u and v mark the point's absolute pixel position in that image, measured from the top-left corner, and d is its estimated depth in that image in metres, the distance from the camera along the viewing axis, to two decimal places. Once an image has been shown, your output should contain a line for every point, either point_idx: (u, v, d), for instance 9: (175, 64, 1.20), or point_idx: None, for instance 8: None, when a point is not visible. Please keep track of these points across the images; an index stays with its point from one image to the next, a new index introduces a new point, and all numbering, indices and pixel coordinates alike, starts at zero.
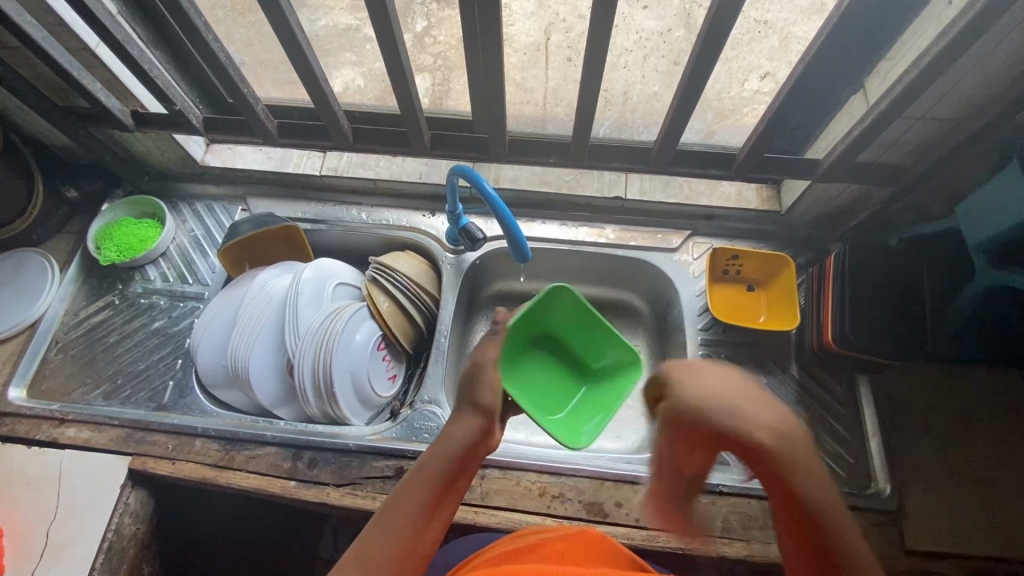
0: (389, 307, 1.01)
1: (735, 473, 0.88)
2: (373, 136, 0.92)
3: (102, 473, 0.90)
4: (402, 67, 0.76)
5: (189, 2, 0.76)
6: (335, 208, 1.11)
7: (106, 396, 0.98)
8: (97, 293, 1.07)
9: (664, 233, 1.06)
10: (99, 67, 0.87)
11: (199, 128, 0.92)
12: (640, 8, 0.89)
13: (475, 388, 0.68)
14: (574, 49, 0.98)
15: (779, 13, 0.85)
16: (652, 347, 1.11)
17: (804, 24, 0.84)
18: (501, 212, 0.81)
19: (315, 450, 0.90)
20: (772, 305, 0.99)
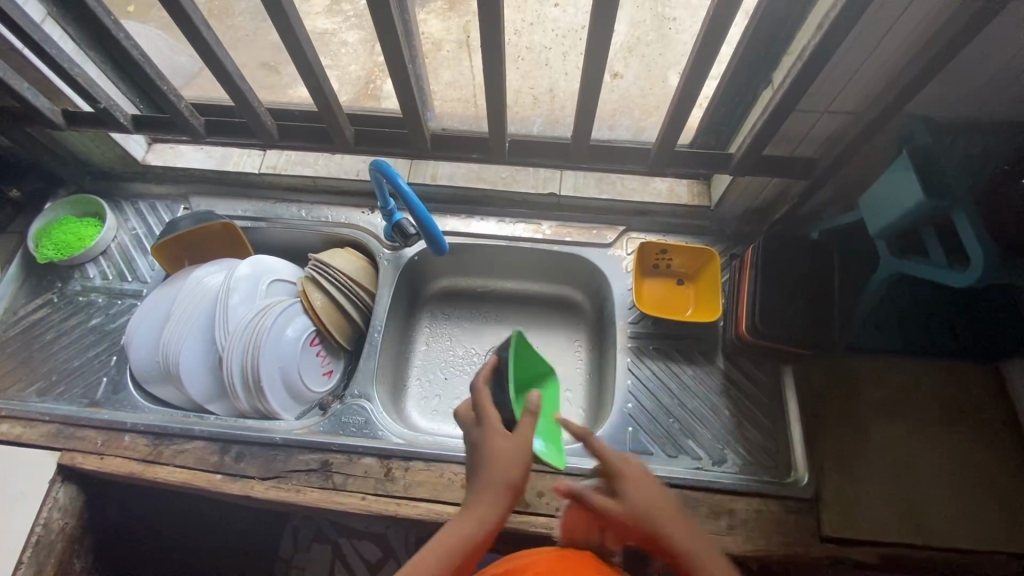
0: (323, 303, 1.02)
1: (658, 463, 0.89)
2: (299, 133, 0.94)
3: (31, 469, 0.91)
4: (310, 63, 0.77)
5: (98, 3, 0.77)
6: (275, 206, 1.12)
7: (40, 392, 0.98)
8: (37, 291, 1.08)
9: (599, 229, 1.08)
10: (21, 65, 0.88)
11: (128, 127, 0.93)
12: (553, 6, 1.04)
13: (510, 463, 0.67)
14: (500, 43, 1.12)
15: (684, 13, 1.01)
16: (591, 340, 1.14)
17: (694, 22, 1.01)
18: (416, 210, 0.85)
19: (243, 444, 0.91)
20: (700, 299, 1.01)
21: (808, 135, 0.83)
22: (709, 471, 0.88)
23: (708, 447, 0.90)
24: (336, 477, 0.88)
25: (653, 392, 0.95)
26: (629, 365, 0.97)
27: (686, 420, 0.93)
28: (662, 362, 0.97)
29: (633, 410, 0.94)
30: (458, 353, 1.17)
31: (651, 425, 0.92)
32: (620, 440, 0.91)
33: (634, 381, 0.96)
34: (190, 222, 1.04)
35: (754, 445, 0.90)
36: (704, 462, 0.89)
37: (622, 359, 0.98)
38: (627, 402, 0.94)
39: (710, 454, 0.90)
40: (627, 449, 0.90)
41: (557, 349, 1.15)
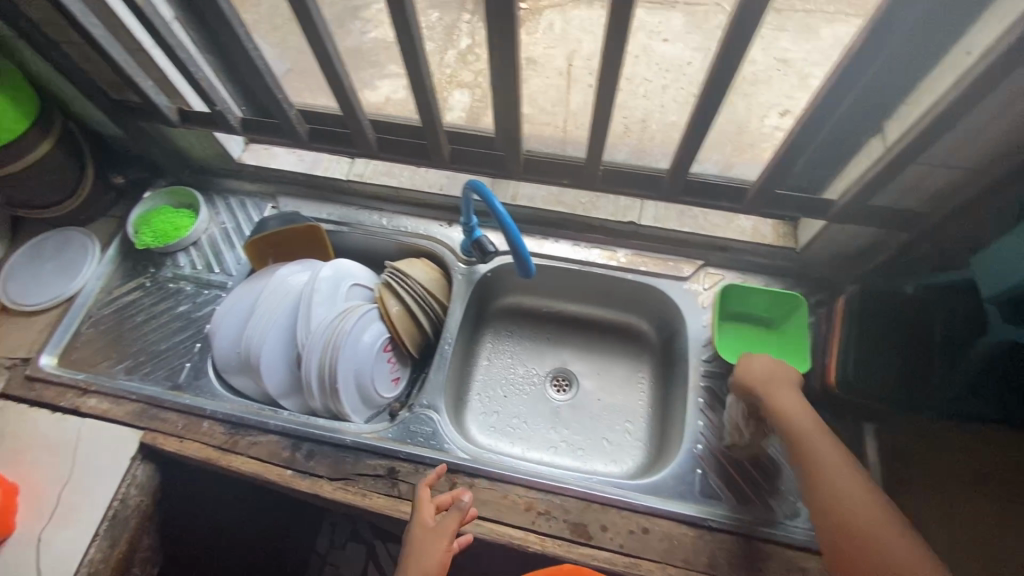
0: (398, 310, 1.05)
1: (728, 509, 0.87)
2: (395, 147, 0.96)
3: (114, 445, 0.95)
4: (424, 82, 0.80)
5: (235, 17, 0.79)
6: (357, 212, 1.16)
7: (127, 371, 1.03)
8: (131, 274, 1.14)
9: (676, 261, 1.07)
10: (148, 64, 0.93)
11: (237, 129, 0.97)
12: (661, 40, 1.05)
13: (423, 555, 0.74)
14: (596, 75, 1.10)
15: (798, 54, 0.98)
16: (657, 373, 1.12)
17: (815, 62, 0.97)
18: (508, 229, 0.84)
19: (314, 442, 0.93)
20: (783, 347, 0.96)
21: (918, 188, 0.80)
22: (781, 524, 0.85)
23: (781, 499, 0.87)
24: (403, 486, 0.89)
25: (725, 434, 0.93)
26: (701, 405, 0.95)
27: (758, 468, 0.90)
28: None
29: (702, 451, 0.92)
30: (518, 373, 1.17)
31: (722, 468, 0.90)
32: (688, 481, 0.89)
33: (706, 421, 0.94)
34: (278, 222, 1.09)
35: None
36: (777, 514, 0.86)
37: (693, 398, 0.96)
38: (696, 442, 0.92)
39: (783, 506, 0.86)
40: (695, 491, 0.88)
41: (619, 379, 1.14)
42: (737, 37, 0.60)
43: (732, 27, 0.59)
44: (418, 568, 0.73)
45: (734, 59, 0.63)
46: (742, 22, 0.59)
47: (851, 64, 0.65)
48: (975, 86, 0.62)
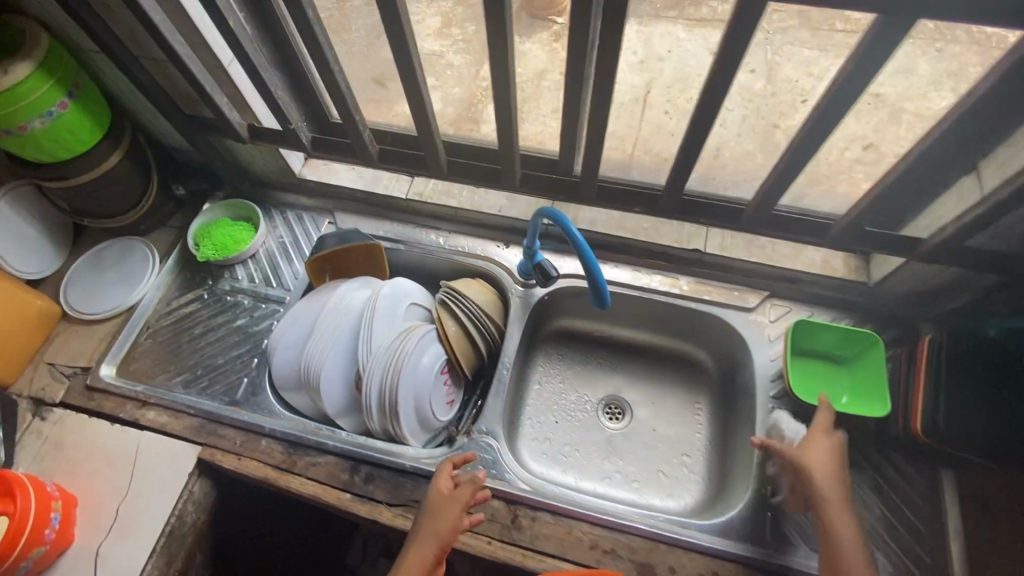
0: (456, 332, 1.03)
1: (802, 557, 0.83)
2: (465, 170, 0.97)
3: (173, 460, 0.94)
4: (508, 106, 0.79)
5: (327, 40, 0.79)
6: (415, 230, 1.16)
7: (185, 384, 1.03)
8: (189, 285, 1.14)
9: (741, 291, 1.04)
10: (225, 81, 0.93)
11: (306, 146, 0.98)
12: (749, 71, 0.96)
13: (439, 512, 0.78)
14: (671, 103, 1.06)
15: (894, 87, 0.90)
16: (715, 406, 1.09)
17: (919, 99, 0.88)
18: (585, 255, 0.83)
19: (372, 466, 0.92)
20: (856, 387, 0.92)
21: None
22: None
23: None
24: None
25: None
26: (770, 444, 0.92)
27: None
28: None
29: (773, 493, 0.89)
30: (571, 399, 1.15)
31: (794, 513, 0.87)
32: (759, 524, 0.86)
33: (775, 461, 0.91)
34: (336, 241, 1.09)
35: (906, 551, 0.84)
36: None
37: (761, 435, 0.93)
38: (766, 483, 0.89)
39: None
40: (767, 534, 0.85)
41: (674, 410, 1.11)
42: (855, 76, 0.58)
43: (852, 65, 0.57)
44: (431, 527, 0.77)
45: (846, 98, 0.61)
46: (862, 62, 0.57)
47: None
48: None
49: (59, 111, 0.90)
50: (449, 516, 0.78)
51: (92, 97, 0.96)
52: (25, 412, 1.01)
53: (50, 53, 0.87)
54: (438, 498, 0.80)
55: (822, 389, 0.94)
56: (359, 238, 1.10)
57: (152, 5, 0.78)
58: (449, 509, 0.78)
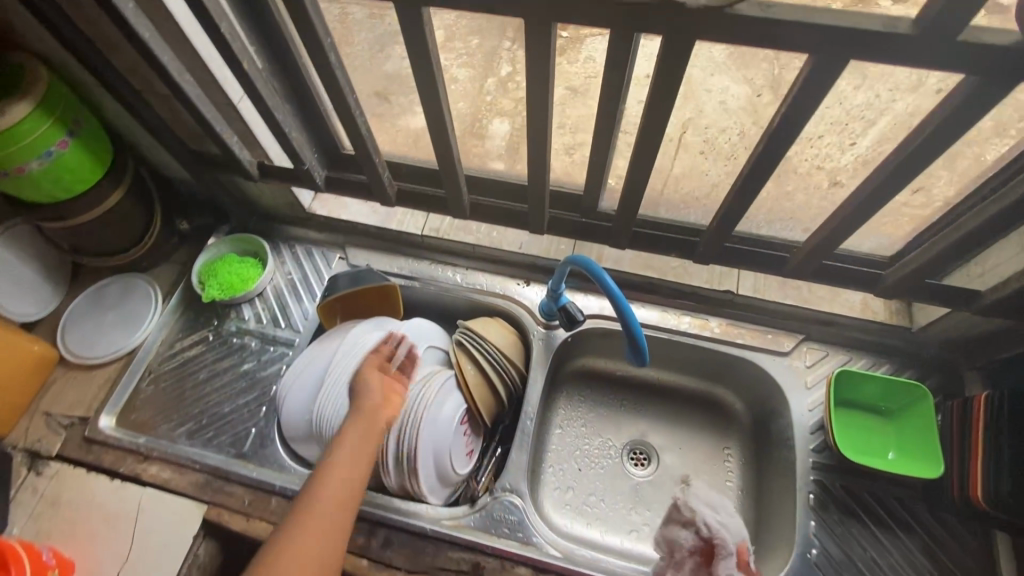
0: (476, 377, 0.98)
1: None
2: (489, 212, 0.96)
3: (178, 520, 0.89)
4: (541, 153, 0.73)
5: (348, 83, 0.72)
6: (431, 267, 1.10)
7: (190, 435, 0.97)
8: (193, 326, 1.08)
9: (775, 334, 0.99)
10: (233, 118, 0.88)
11: (320, 186, 0.93)
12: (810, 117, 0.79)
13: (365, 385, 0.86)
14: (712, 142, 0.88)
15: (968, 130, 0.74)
16: (747, 452, 1.02)
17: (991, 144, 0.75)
18: (620, 305, 0.79)
19: (390, 528, 0.86)
20: (902, 442, 0.87)
21: None
22: None
23: None
24: None
25: (841, 538, 0.85)
26: (813, 503, 0.87)
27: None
28: (851, 504, 0.86)
29: (817, 558, 0.84)
30: (594, 443, 1.09)
31: None
32: None
33: (819, 522, 0.86)
34: (349, 283, 1.03)
35: None
36: None
37: (802, 494, 0.88)
38: (810, 547, 0.84)
39: None
40: None
41: (703, 458, 1.04)
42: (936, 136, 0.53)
43: (936, 125, 0.52)
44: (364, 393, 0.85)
45: (923, 156, 0.56)
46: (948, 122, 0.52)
47: None
48: None
49: (59, 151, 0.85)
50: (368, 380, 0.87)
51: (94, 134, 0.91)
52: (20, 466, 0.95)
53: (49, 90, 0.82)
54: (361, 382, 0.87)
55: (867, 443, 0.89)
56: (374, 277, 1.03)
57: (161, 45, 0.72)
58: (371, 376, 0.87)
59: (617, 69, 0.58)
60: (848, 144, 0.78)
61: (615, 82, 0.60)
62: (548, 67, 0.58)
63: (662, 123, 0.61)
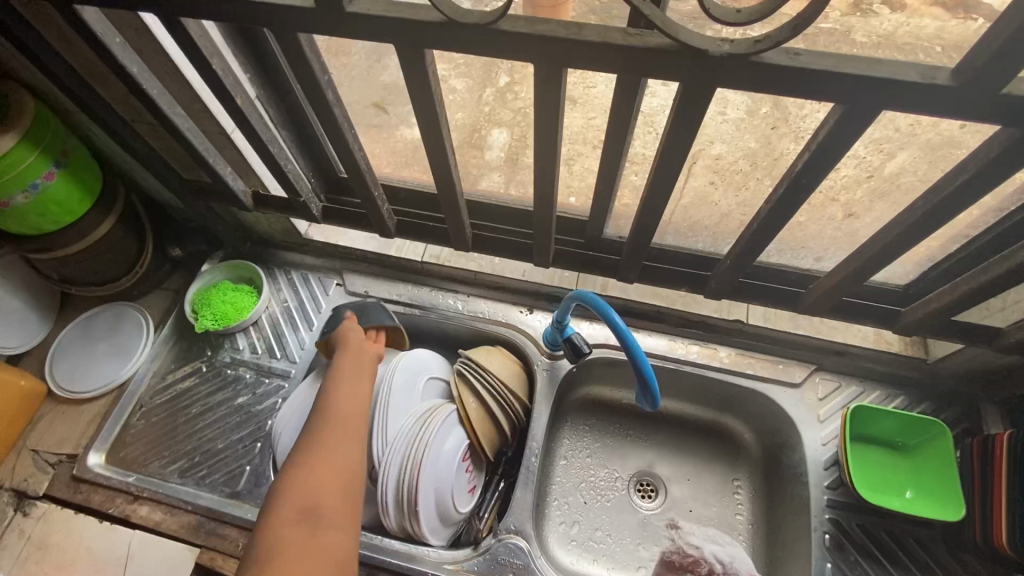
0: (478, 410, 0.94)
1: None
2: (493, 244, 0.91)
3: (170, 565, 0.85)
4: (548, 189, 0.70)
5: (346, 119, 0.69)
6: (432, 293, 1.08)
7: (182, 472, 0.94)
8: (186, 357, 1.05)
9: (786, 364, 0.96)
10: (227, 148, 0.85)
11: (317, 217, 0.89)
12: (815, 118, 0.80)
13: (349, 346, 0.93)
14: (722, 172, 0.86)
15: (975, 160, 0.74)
16: (758, 484, 0.99)
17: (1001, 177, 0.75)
18: (629, 344, 0.76)
19: (391, 573, 0.84)
20: (920, 479, 0.84)
21: None
22: None
23: None
24: None
25: None
26: (827, 544, 0.84)
27: None
28: (869, 546, 0.83)
29: None
30: (600, 475, 1.05)
31: None
32: None
33: (834, 565, 0.83)
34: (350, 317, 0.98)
35: None
36: None
37: (817, 534, 0.85)
38: None
39: None
40: None
41: (712, 491, 1.00)
42: (968, 183, 0.51)
43: (970, 173, 0.49)
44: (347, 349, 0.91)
45: (953, 202, 0.53)
46: (982, 170, 0.49)
47: None
48: None
49: (45, 183, 0.82)
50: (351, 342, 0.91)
51: (82, 163, 0.88)
52: (6, 507, 0.92)
53: (36, 122, 0.79)
54: (344, 341, 0.92)
55: (884, 481, 0.86)
56: (376, 311, 1.00)
57: (150, 78, 0.69)
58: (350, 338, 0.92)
59: (630, 110, 0.55)
60: (866, 175, 0.79)
61: (629, 121, 0.58)
62: (559, 108, 0.55)
63: (677, 163, 0.59)
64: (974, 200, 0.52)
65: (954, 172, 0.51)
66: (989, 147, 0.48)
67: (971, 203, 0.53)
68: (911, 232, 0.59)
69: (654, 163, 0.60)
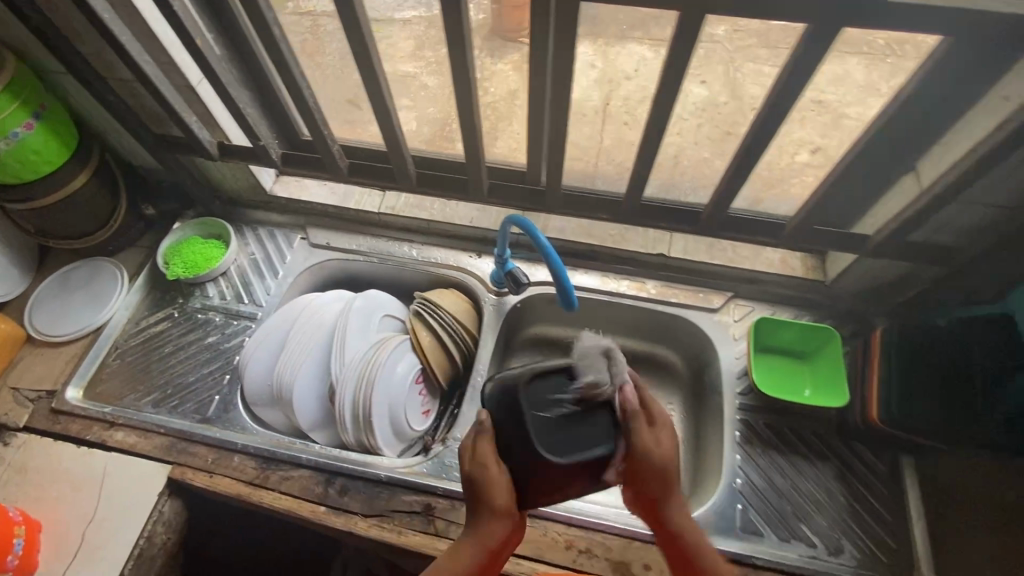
0: (431, 342, 1.04)
1: (770, 546, 0.86)
2: (435, 182, 1.00)
3: (142, 480, 0.93)
4: (472, 118, 0.83)
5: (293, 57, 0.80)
6: (388, 243, 1.16)
7: (155, 404, 1.01)
8: (159, 304, 1.13)
9: (706, 293, 1.07)
10: (192, 99, 0.94)
11: (277, 162, 1.00)
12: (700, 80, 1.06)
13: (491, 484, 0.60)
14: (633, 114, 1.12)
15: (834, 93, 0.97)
16: (688, 404, 1.08)
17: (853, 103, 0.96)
18: (552, 260, 0.85)
19: (347, 477, 0.92)
20: (816, 379, 0.98)
21: (950, 224, 0.81)
22: (825, 561, 0.85)
23: (823, 535, 0.87)
24: (439, 522, 0.87)
25: (763, 468, 0.92)
26: (738, 439, 0.95)
27: (799, 503, 0.89)
28: (771, 438, 0.94)
29: (742, 486, 0.91)
30: None
31: (762, 504, 0.89)
32: (729, 517, 0.88)
33: (744, 456, 0.93)
34: (565, 453, 0.59)
35: (873, 537, 0.87)
36: (819, 551, 0.86)
37: (729, 432, 0.95)
38: (735, 477, 0.91)
39: (825, 543, 0.86)
40: (736, 527, 0.87)
41: None
42: (787, 82, 0.64)
43: (787, 71, 0.62)
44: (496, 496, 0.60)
45: (783, 101, 0.66)
46: (794, 66, 0.62)
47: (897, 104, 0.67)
48: (1017, 132, 0.63)
49: (25, 132, 0.90)
50: (481, 480, 0.60)
51: (59, 119, 0.96)
52: None
53: (16, 76, 0.88)
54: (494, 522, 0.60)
55: (785, 381, 0.99)
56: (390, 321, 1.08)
57: (120, 25, 0.79)
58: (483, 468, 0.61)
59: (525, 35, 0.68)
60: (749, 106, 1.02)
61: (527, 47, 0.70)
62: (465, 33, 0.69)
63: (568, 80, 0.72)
64: (797, 97, 0.65)
65: (780, 74, 0.64)
66: (798, 47, 0.60)
67: (797, 101, 0.66)
68: (763, 136, 0.72)
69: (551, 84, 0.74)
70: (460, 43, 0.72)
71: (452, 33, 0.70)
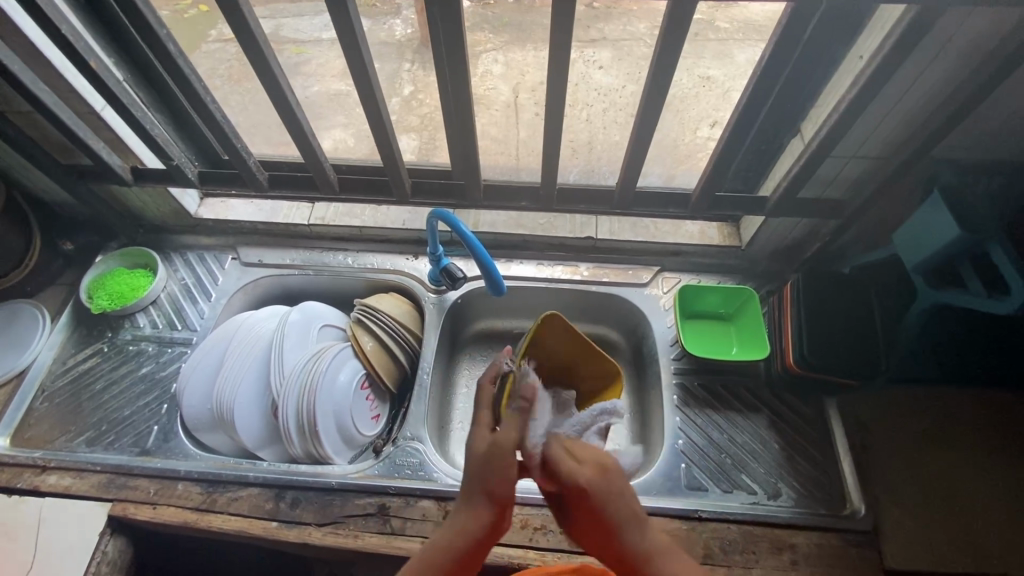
0: (373, 347, 1.03)
1: (713, 499, 0.90)
2: (357, 187, 1.03)
3: (81, 522, 0.89)
4: (383, 121, 0.86)
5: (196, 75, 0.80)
6: (322, 254, 1.16)
7: (89, 442, 0.98)
8: (86, 341, 1.09)
9: (634, 270, 1.11)
10: (97, 125, 0.93)
11: (194, 182, 0.99)
12: (597, 68, 1.18)
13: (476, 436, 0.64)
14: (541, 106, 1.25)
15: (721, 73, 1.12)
16: (631, 375, 1.11)
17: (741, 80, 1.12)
18: (478, 251, 0.87)
19: (298, 490, 0.91)
20: (742, 336, 1.03)
21: (836, 179, 0.88)
22: (766, 506, 0.88)
23: (762, 482, 0.91)
24: (395, 521, 0.88)
25: (702, 427, 0.96)
26: (676, 402, 0.99)
27: (737, 454, 0.94)
28: (707, 398, 0.99)
29: (684, 446, 0.95)
30: None
31: (704, 461, 0.93)
32: (674, 476, 0.92)
33: (683, 417, 0.97)
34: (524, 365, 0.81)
35: (808, 479, 0.91)
36: (760, 496, 0.90)
37: (667, 396, 1.00)
38: (678, 438, 0.95)
39: (764, 488, 0.90)
40: (681, 484, 0.91)
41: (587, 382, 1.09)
42: (663, 57, 0.69)
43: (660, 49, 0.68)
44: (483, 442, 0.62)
45: (664, 73, 0.71)
46: (665, 43, 0.67)
47: (766, 71, 0.74)
48: (868, 87, 0.70)
49: None
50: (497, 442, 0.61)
51: None
52: None
53: None
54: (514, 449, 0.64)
55: (715, 344, 1.04)
56: (331, 333, 1.07)
57: (9, 55, 0.76)
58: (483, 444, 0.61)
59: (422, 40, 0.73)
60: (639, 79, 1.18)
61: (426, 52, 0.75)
62: (357, 37, 0.73)
63: (465, 75, 0.76)
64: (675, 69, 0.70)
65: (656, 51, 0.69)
66: (667, 23, 0.65)
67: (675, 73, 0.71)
68: (654, 109, 0.77)
69: (450, 83, 0.78)
70: (354, 44, 0.74)
71: (349, 42, 0.74)
